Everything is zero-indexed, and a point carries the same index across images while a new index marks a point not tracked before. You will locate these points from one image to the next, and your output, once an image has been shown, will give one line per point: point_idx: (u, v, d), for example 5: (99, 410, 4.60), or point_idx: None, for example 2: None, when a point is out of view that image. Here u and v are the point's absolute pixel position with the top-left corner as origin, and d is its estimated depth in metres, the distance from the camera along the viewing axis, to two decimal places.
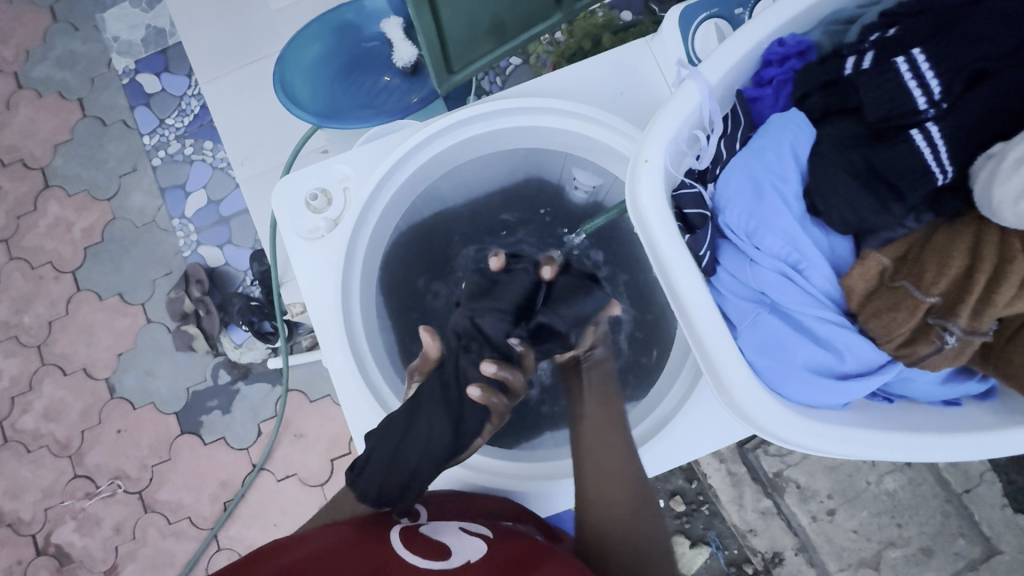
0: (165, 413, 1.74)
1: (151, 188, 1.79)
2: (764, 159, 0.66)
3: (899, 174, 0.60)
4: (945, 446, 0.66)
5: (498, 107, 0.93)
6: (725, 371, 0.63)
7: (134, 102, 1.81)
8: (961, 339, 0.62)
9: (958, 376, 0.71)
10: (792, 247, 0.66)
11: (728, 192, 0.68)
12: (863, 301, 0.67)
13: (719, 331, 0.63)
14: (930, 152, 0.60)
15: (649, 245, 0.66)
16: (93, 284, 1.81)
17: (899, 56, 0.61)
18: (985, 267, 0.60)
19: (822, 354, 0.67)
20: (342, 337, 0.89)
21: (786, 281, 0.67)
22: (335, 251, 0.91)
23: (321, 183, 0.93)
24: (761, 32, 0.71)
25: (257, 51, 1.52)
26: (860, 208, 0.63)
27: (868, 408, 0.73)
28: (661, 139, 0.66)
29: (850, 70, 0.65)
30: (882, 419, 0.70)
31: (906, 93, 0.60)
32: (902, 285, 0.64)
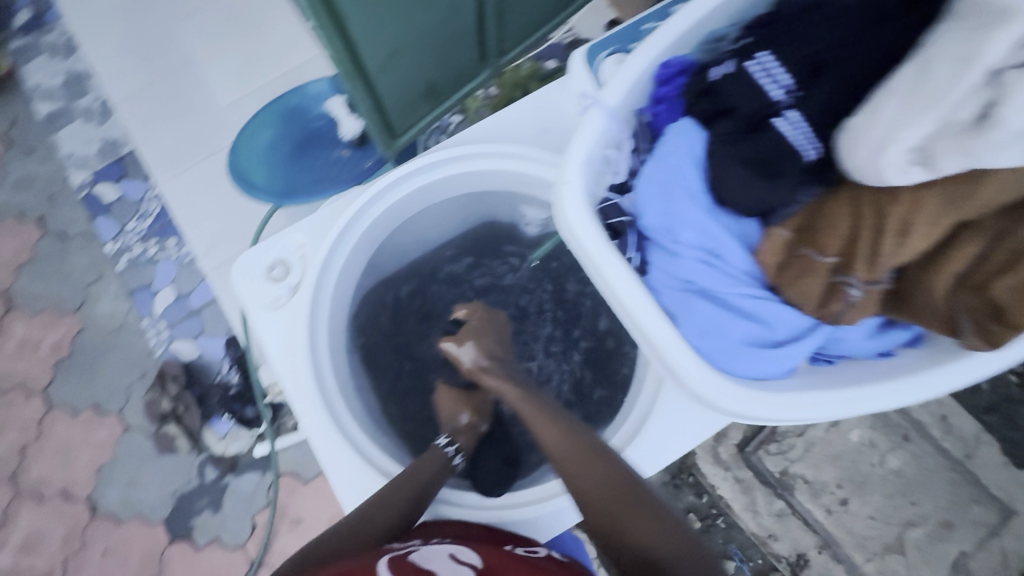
0: (153, 523, 1.66)
1: (118, 293, 1.79)
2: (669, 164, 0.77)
3: (775, 158, 0.72)
4: (885, 393, 0.72)
5: (437, 159, 0.99)
6: (674, 359, 0.68)
7: (94, 213, 1.84)
8: (862, 290, 0.73)
9: (886, 328, 0.81)
10: (709, 236, 0.76)
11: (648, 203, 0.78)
12: (777, 273, 0.77)
13: (661, 324, 0.68)
14: (795, 133, 0.72)
15: (584, 258, 0.70)
16: (66, 399, 1.76)
17: (749, 60, 0.74)
18: (868, 226, 0.71)
19: (754, 327, 0.75)
20: (318, 397, 0.91)
21: (709, 267, 0.76)
22: (300, 317, 0.94)
23: (278, 255, 0.96)
24: (649, 57, 0.79)
25: (211, 146, 1.57)
26: (755, 190, 0.74)
27: (811, 371, 0.81)
28: (578, 161, 0.72)
29: (716, 78, 0.77)
30: (823, 378, 0.78)
31: (764, 90, 0.73)
32: (806, 253, 0.75)
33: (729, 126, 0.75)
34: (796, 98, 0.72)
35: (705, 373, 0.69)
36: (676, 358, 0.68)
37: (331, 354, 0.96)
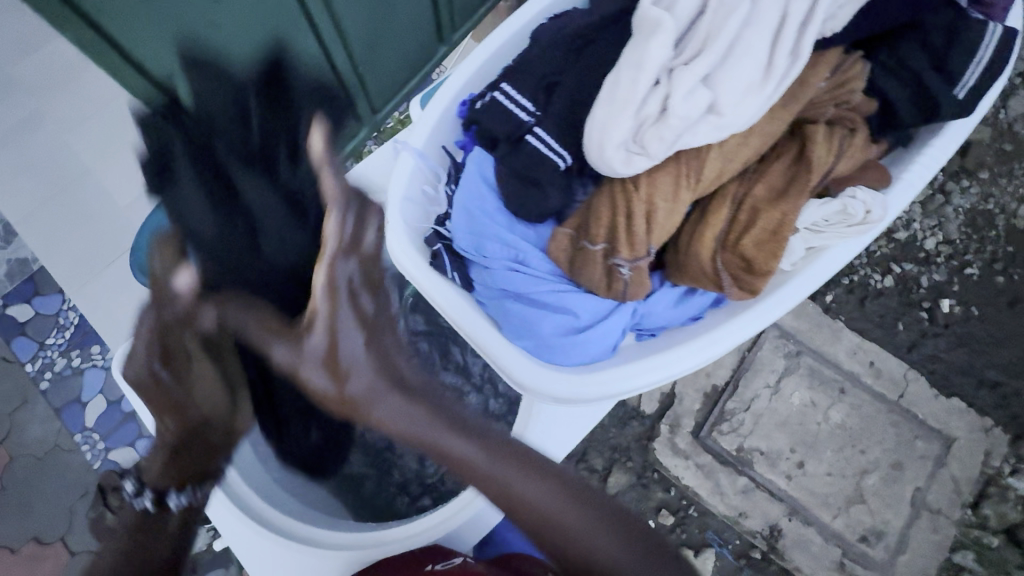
0: None
1: (46, 413, 1.72)
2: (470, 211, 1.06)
3: (530, 170, 1.02)
4: (681, 353, 0.99)
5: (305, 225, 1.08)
6: (489, 347, 0.99)
7: (7, 335, 1.76)
8: (630, 268, 1.00)
9: (689, 296, 1.08)
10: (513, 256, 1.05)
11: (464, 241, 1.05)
12: (571, 266, 1.05)
13: (471, 321, 1.01)
14: (545, 145, 1.02)
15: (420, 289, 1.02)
16: (3, 537, 1.65)
17: (497, 92, 1.05)
18: (620, 215, 1.01)
19: (564, 317, 1.02)
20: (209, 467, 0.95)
21: (519, 272, 1.04)
22: None
23: (162, 338, 0.98)
24: (441, 105, 1.11)
25: (120, 249, 1.59)
26: (527, 197, 1.03)
27: (635, 346, 1.07)
28: (393, 211, 1.04)
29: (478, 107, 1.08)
30: (639, 350, 1.05)
31: (514, 114, 1.04)
32: (582, 245, 1.02)
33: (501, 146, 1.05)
34: (537, 117, 1.04)
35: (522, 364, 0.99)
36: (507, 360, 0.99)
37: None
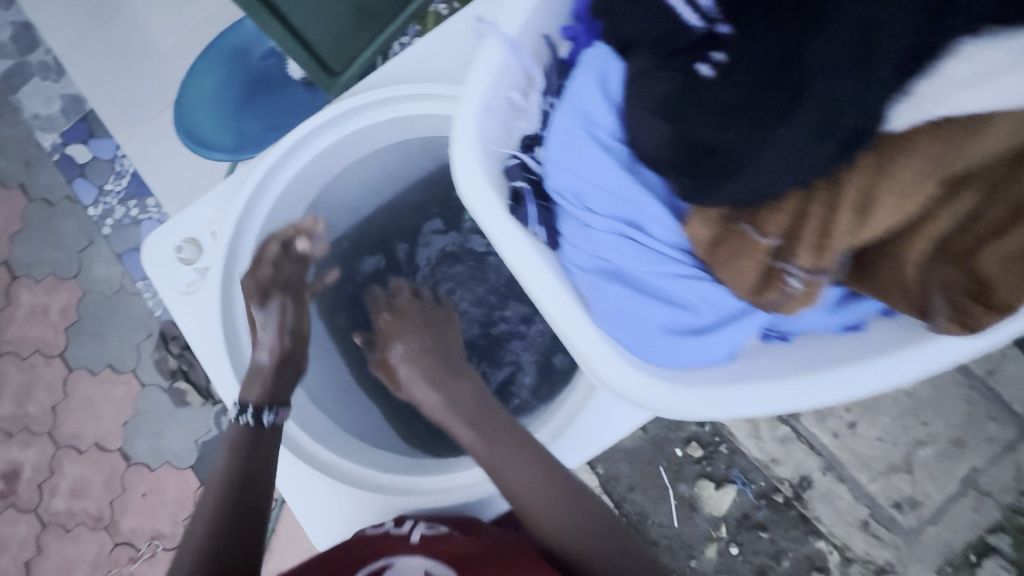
0: (183, 469, 1.77)
1: (110, 256, 1.79)
2: (590, 130, 0.70)
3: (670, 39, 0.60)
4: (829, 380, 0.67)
5: (333, 111, 1.01)
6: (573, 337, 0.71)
7: (69, 175, 1.78)
8: (805, 281, 0.63)
9: (850, 299, 0.73)
10: (625, 211, 0.71)
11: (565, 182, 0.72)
12: (708, 253, 0.67)
13: (567, 313, 0.71)
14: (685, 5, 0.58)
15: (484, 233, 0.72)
16: (82, 361, 1.82)
17: None
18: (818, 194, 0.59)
19: (678, 314, 0.71)
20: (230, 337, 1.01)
21: (624, 240, 0.71)
22: (209, 295, 1.00)
23: (188, 234, 1.02)
24: None
25: (164, 97, 1.48)
26: (654, 87, 0.61)
27: (761, 353, 0.76)
28: (467, 117, 0.70)
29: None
30: (769, 363, 0.74)
31: (674, 13, 0.59)
32: (739, 228, 0.64)
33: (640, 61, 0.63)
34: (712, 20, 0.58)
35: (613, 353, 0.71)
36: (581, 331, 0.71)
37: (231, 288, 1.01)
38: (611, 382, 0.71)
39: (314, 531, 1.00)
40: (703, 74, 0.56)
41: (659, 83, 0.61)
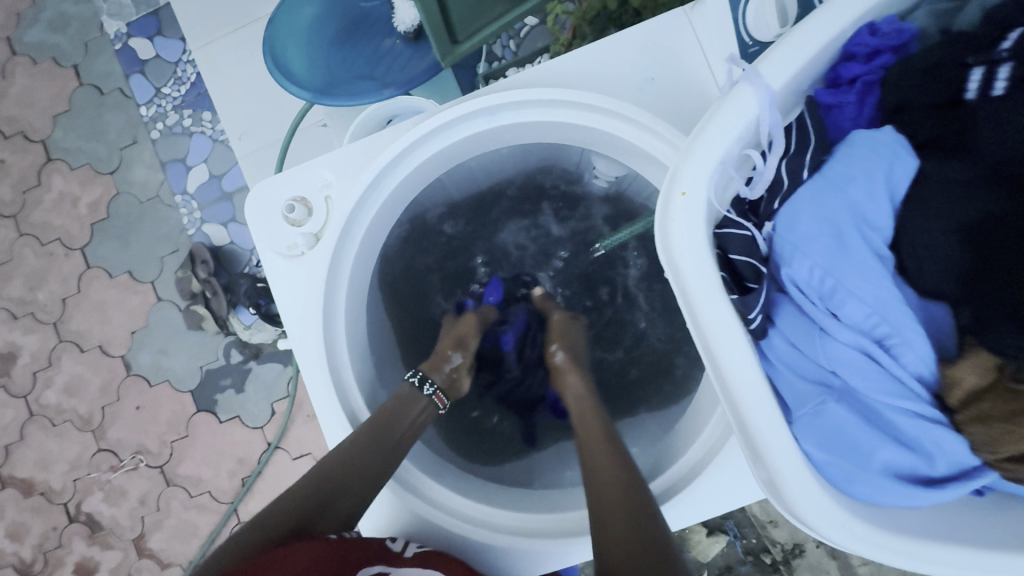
0: (181, 392, 1.54)
1: (152, 161, 1.57)
2: (852, 207, 0.32)
3: None
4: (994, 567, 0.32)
5: (510, 95, 0.57)
6: (779, 472, 0.34)
7: (127, 68, 1.58)
8: None
9: None
10: (880, 324, 0.31)
11: (788, 221, 0.34)
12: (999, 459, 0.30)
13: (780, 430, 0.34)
14: None
15: (669, 268, 0.37)
16: (102, 260, 1.59)
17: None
18: None
19: (898, 455, 0.32)
20: (338, 397, 0.57)
21: (872, 366, 0.32)
22: (315, 284, 0.57)
23: (297, 189, 0.59)
24: None
25: (250, 14, 1.38)
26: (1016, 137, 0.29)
27: (926, 514, 0.35)
28: (712, 141, 0.36)
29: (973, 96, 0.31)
30: (931, 529, 0.34)
31: None
32: None
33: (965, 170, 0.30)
34: None
35: (785, 468, 0.34)
36: (766, 444, 0.34)
37: (356, 329, 0.61)
38: (805, 518, 0.34)
39: (397, 515, 0.58)
40: None
41: (986, 146, 0.30)
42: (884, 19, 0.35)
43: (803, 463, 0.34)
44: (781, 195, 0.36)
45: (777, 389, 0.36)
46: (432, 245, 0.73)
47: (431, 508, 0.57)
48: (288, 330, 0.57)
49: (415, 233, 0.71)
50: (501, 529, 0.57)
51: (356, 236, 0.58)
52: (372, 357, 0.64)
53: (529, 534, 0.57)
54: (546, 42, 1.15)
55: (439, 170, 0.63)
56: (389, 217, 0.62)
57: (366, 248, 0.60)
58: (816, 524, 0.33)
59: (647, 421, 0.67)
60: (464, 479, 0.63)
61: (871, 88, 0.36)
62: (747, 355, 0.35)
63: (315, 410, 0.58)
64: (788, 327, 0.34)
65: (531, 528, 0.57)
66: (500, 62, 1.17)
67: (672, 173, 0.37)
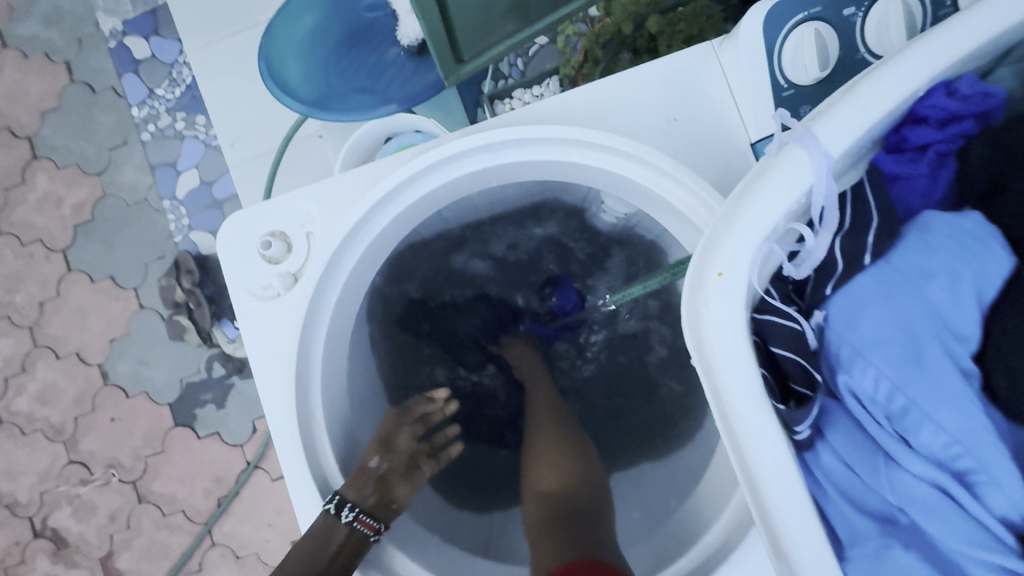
0: (159, 405, 1.47)
1: (142, 164, 1.51)
2: (930, 310, 0.26)
3: None
4: None
5: (517, 130, 0.51)
6: None
7: (121, 67, 1.52)
8: None
9: None
10: (964, 457, 0.25)
11: (848, 320, 0.28)
12: None
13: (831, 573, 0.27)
14: None
15: (699, 360, 0.31)
16: (83, 264, 1.52)
17: None
18: None
19: None
20: (310, 460, 0.50)
21: (950, 506, 0.26)
22: (290, 330, 0.51)
23: (276, 222, 0.53)
24: (946, 46, 0.29)
25: (250, 18, 1.33)
26: None
27: None
28: (756, 214, 0.30)
29: None
30: None
31: None
32: None
33: None
34: None
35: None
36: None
37: (335, 379, 0.54)
38: None
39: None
40: None
41: None
42: (965, 79, 0.30)
43: None
44: (835, 280, 0.30)
45: (825, 514, 0.30)
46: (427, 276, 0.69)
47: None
48: (257, 380, 0.51)
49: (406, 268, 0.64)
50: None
51: (340, 278, 0.52)
52: (351, 410, 0.58)
53: None
54: (556, 64, 1.10)
55: (436, 206, 0.57)
56: (378, 255, 0.56)
57: (351, 290, 0.54)
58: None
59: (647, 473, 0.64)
60: (447, 553, 0.55)
61: (944, 158, 0.31)
62: (793, 478, 0.28)
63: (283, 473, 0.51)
64: (842, 444, 0.29)
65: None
66: (506, 81, 1.13)
67: (706, 246, 0.31)
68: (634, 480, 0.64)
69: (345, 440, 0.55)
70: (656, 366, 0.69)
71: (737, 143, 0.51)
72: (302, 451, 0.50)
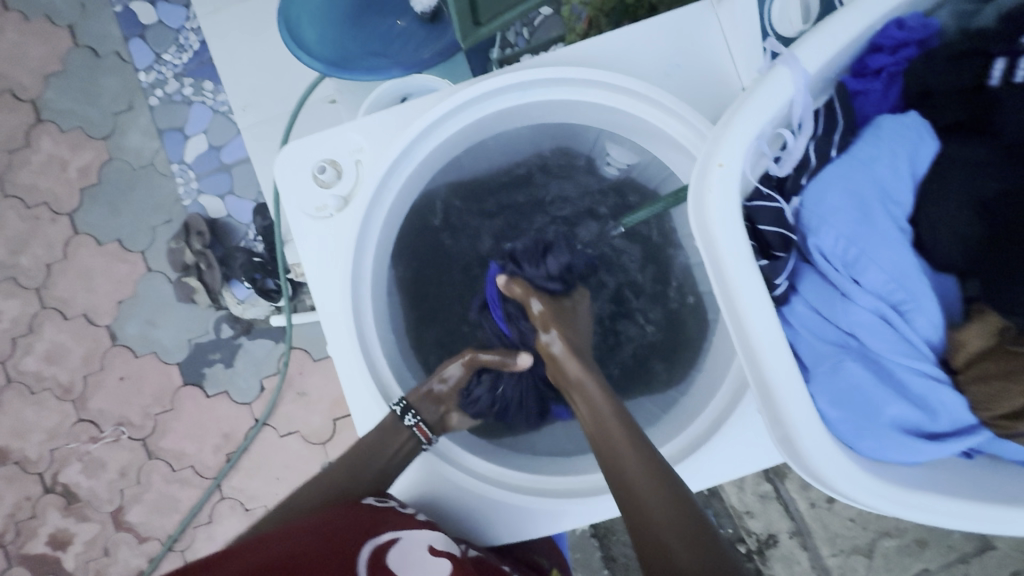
0: (168, 364, 1.51)
1: (148, 129, 1.54)
2: (877, 183, 0.35)
3: None
4: (973, 516, 0.36)
5: (544, 72, 0.59)
6: (795, 426, 0.36)
7: (127, 32, 1.54)
8: None
9: None
10: (897, 291, 0.34)
11: (821, 196, 0.36)
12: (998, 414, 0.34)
13: (798, 386, 0.37)
14: None
15: (703, 238, 0.39)
16: (90, 227, 1.55)
17: None
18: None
19: (904, 410, 0.35)
20: (364, 358, 0.58)
21: (887, 328, 0.35)
22: (343, 245, 0.58)
23: (327, 152, 0.60)
24: None
25: None
26: None
27: (925, 473, 0.38)
28: (750, 120, 0.38)
29: (996, 81, 0.35)
30: (928, 483, 0.37)
31: None
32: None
33: (982, 154, 0.34)
34: None
35: (802, 426, 0.36)
36: (786, 400, 0.37)
37: (379, 293, 0.62)
38: (816, 469, 0.37)
39: (424, 476, 0.60)
40: None
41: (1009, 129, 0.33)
42: (913, 14, 0.38)
43: (817, 417, 0.37)
44: (808, 173, 0.39)
45: (796, 350, 0.39)
46: (437, 216, 0.71)
47: (451, 466, 0.60)
48: (316, 291, 0.58)
49: (432, 207, 0.70)
50: (512, 484, 0.59)
51: (385, 202, 0.60)
52: (394, 327, 0.65)
53: (537, 491, 0.59)
54: (561, 33, 1.16)
55: (467, 142, 0.65)
56: (416, 185, 0.63)
57: (393, 215, 0.62)
58: (829, 478, 0.36)
59: (644, 404, 0.68)
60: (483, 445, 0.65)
61: (894, 78, 0.39)
62: (774, 319, 0.37)
63: (339, 371, 0.59)
64: (811, 293, 0.37)
65: (537, 487, 0.59)
66: (512, 49, 1.17)
67: (711, 145, 0.39)
68: (632, 404, 0.69)
69: (388, 346, 0.62)
70: (640, 294, 0.72)
71: (730, 91, 0.60)
72: (358, 351, 0.58)
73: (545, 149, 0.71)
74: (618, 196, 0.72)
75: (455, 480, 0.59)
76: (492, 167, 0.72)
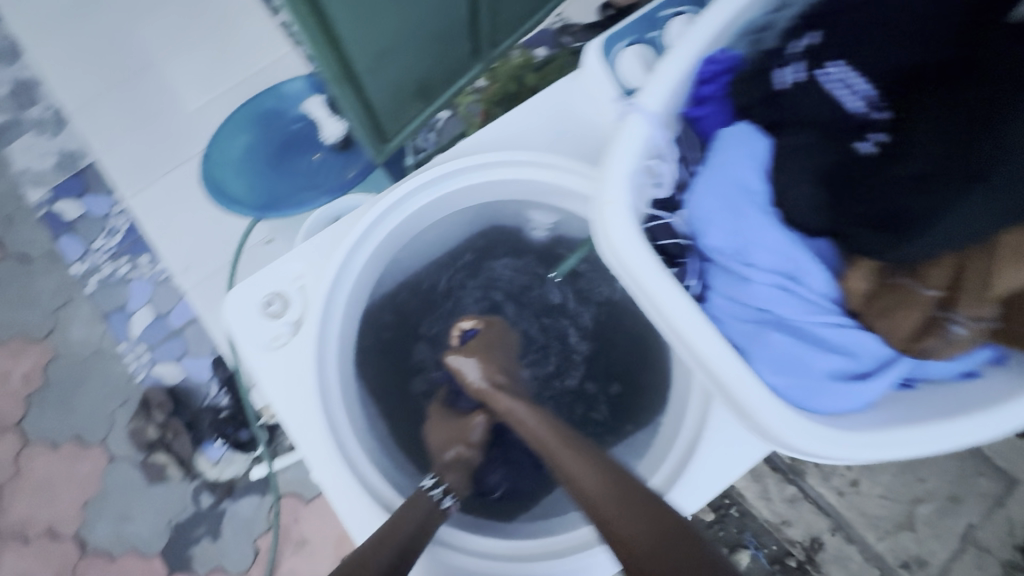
0: (149, 557, 1.38)
1: (92, 316, 1.50)
2: (736, 181, 0.42)
3: (832, 120, 0.40)
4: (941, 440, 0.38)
5: (450, 164, 0.66)
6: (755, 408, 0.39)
7: (55, 231, 1.52)
8: (973, 337, 0.37)
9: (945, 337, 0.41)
10: (786, 263, 0.40)
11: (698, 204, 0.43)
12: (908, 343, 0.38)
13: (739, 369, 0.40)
14: (844, 89, 0.40)
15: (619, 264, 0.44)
16: (43, 432, 1.47)
17: (822, 66, 0.41)
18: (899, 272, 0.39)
19: (834, 362, 0.39)
20: (350, 471, 0.58)
21: (788, 295, 0.40)
22: (303, 366, 0.60)
23: (270, 285, 0.63)
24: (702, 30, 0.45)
25: (181, 155, 1.43)
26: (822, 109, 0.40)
27: (883, 410, 0.42)
28: (623, 164, 0.44)
29: (781, 85, 0.43)
30: (889, 420, 0.41)
31: (832, 102, 0.40)
32: (901, 283, 0.38)
33: (805, 138, 0.40)
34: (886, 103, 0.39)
35: (759, 404, 0.39)
36: (737, 385, 0.39)
37: (349, 403, 0.63)
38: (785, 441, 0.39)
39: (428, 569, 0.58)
40: (862, 154, 0.38)
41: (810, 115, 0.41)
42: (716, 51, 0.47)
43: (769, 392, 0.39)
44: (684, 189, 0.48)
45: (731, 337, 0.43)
46: (392, 314, 0.74)
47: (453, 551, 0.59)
48: (286, 419, 0.59)
49: (389, 305, 0.73)
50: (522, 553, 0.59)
51: (336, 315, 0.63)
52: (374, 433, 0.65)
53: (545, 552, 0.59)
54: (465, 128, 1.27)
55: (400, 242, 0.70)
56: (361, 291, 0.67)
57: (345, 324, 0.64)
58: (810, 447, 0.38)
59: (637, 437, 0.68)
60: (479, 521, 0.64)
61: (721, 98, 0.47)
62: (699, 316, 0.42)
63: (325, 492, 0.58)
64: (721, 286, 0.42)
65: (554, 548, 0.59)
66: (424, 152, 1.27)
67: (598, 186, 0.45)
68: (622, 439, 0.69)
69: (371, 450, 0.63)
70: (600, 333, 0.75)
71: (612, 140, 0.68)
72: (342, 465, 0.58)
73: (472, 231, 0.76)
74: (552, 252, 0.76)
75: (462, 563, 0.58)
76: (428, 260, 0.76)
